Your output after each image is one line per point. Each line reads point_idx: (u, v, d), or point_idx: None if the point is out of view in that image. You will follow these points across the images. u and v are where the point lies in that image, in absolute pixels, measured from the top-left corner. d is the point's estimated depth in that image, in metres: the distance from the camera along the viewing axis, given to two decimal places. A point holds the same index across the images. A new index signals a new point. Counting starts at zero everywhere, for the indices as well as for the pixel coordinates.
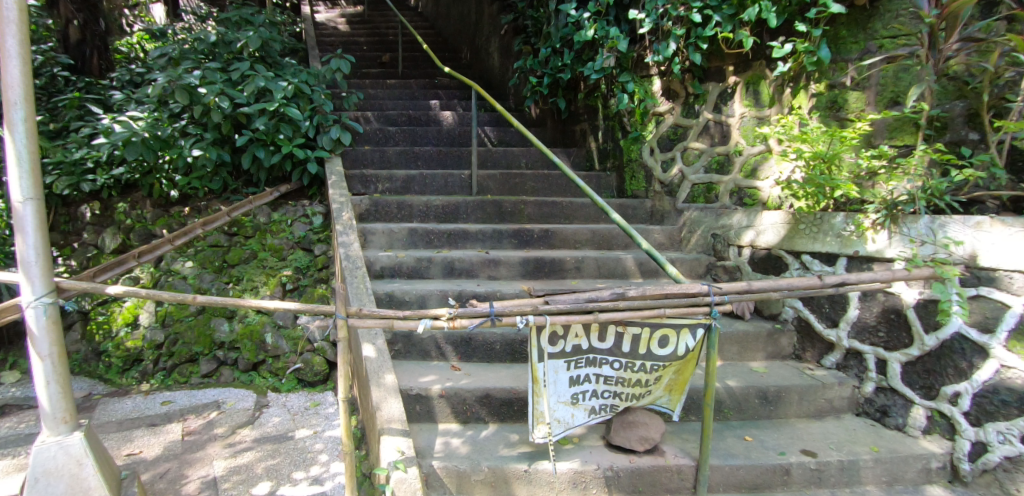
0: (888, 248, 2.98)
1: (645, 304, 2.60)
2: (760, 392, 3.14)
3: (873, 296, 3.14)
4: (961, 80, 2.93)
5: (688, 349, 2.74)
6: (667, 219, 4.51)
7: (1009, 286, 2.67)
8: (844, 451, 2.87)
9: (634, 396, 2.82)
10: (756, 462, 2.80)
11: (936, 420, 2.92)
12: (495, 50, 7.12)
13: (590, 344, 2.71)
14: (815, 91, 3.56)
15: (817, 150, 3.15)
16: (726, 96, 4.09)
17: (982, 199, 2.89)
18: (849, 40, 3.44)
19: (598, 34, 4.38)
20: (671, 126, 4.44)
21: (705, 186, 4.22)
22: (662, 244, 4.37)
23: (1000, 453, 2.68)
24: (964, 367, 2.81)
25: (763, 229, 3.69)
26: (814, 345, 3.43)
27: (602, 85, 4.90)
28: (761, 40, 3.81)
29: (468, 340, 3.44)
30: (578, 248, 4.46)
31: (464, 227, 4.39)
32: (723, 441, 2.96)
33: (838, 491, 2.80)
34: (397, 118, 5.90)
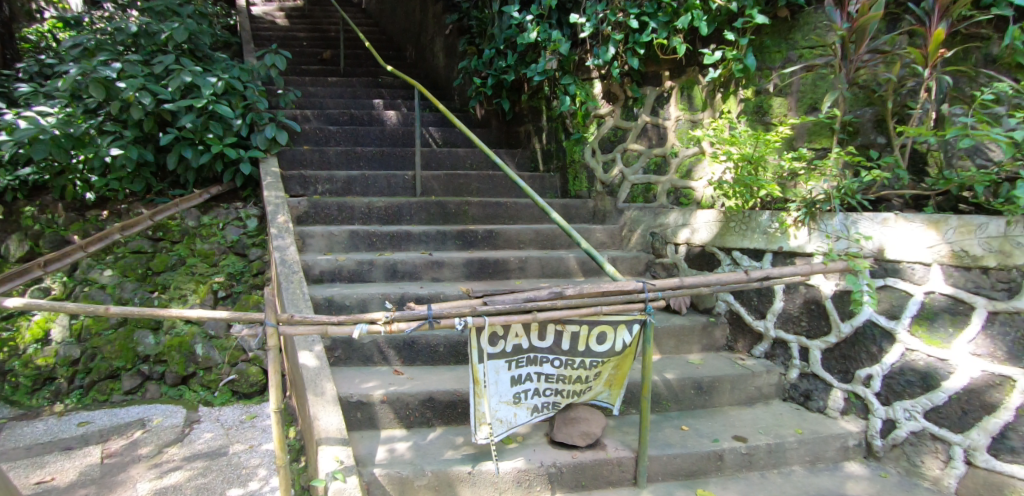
0: (809, 243, 3.21)
1: (582, 302, 2.68)
2: (695, 383, 3.32)
3: (796, 288, 3.37)
4: (870, 89, 3.20)
5: (625, 345, 2.87)
6: (608, 219, 4.63)
7: (912, 276, 2.89)
8: (771, 435, 3.07)
9: (575, 392, 2.93)
10: (692, 449, 2.96)
11: (853, 401, 3.13)
12: (440, 49, 7.15)
13: (530, 343, 2.80)
14: (744, 97, 3.79)
15: (745, 152, 3.34)
16: (663, 100, 4.27)
17: (890, 197, 3.14)
18: (773, 49, 3.68)
19: (541, 37, 4.47)
20: (612, 128, 4.59)
21: (645, 186, 4.40)
22: (604, 243, 4.50)
23: (907, 428, 2.89)
24: (875, 351, 3.03)
25: (697, 228, 3.90)
26: (745, 336, 3.65)
27: (546, 88, 5.03)
28: (694, 47, 4.01)
29: (411, 343, 3.48)
30: (522, 248, 4.57)
31: (406, 229, 4.41)
32: (661, 431, 3.11)
33: (767, 473, 3.00)
34: (337, 118, 5.84)
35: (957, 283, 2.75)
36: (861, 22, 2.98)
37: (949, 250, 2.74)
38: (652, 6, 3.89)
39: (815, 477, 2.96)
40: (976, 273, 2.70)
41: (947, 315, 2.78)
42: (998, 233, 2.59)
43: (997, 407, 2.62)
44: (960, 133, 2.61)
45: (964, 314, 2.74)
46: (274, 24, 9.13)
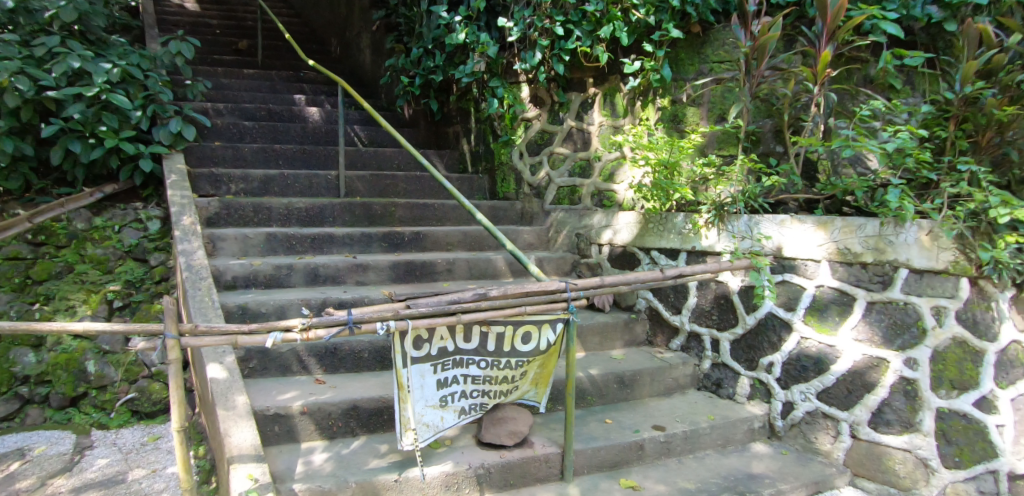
0: (718, 243, 3.46)
1: (507, 303, 2.80)
2: (618, 377, 3.50)
3: (707, 284, 3.65)
4: (770, 102, 3.51)
5: (549, 343, 3.03)
6: (536, 221, 4.80)
7: (805, 272, 3.18)
8: (686, 422, 3.29)
9: (502, 392, 3.04)
10: (614, 441, 3.10)
11: (757, 387, 3.42)
12: (366, 46, 7.13)
13: (456, 345, 2.88)
14: (661, 105, 4.05)
15: (661, 157, 3.58)
16: (587, 106, 4.47)
17: (786, 201, 3.46)
18: (688, 61, 3.96)
19: (469, 38, 4.57)
20: (538, 131, 4.76)
21: (570, 189, 4.60)
22: (531, 244, 4.65)
23: (803, 409, 3.18)
24: (776, 340, 3.31)
25: (618, 228, 4.12)
26: (663, 330, 3.92)
27: (474, 89, 5.11)
28: (616, 56, 4.22)
29: (333, 350, 3.48)
30: (450, 250, 4.66)
31: (329, 231, 4.38)
32: (586, 426, 3.25)
33: (683, 458, 3.20)
34: (255, 113, 5.70)
35: (842, 277, 3.05)
36: (762, 41, 3.26)
37: (834, 247, 3.04)
38: (577, 15, 4.09)
39: (726, 459, 3.19)
40: (857, 269, 3.01)
41: (835, 306, 3.09)
42: (874, 232, 2.90)
43: (875, 386, 2.93)
44: (844, 144, 2.93)
45: (849, 305, 3.04)
46: (183, 9, 8.71)
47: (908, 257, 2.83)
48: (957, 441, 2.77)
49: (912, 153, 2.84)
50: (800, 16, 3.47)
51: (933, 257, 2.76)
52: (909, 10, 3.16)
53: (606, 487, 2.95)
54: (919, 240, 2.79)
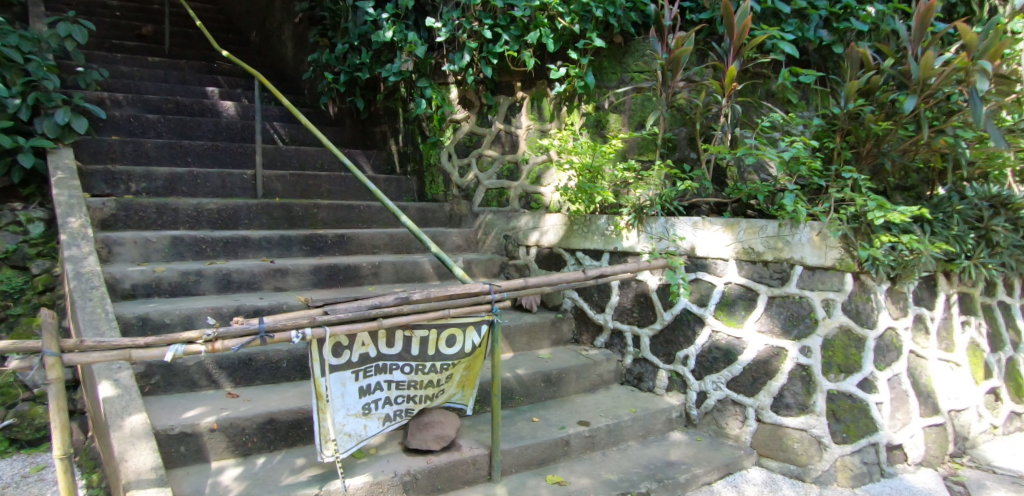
0: (637, 244, 3.66)
1: (429, 306, 2.72)
2: (545, 376, 3.55)
3: (629, 284, 3.84)
4: (684, 112, 3.77)
5: (474, 346, 2.99)
6: (463, 223, 4.85)
7: (715, 270, 3.42)
8: (609, 416, 3.38)
9: (428, 397, 2.99)
10: (540, 438, 3.12)
11: (674, 379, 3.61)
12: (288, 39, 6.98)
13: (378, 351, 2.77)
14: (585, 111, 4.23)
15: (584, 161, 3.76)
16: (515, 109, 4.60)
17: (699, 204, 3.68)
18: (610, 70, 4.17)
19: (397, 36, 4.56)
20: (467, 133, 4.79)
21: (498, 191, 4.70)
22: (460, 246, 4.66)
23: (714, 397, 3.38)
24: (690, 334, 3.51)
25: (546, 230, 4.26)
26: (588, 329, 4.07)
27: (402, 89, 5.14)
28: (543, 62, 4.37)
29: (247, 360, 3.21)
30: (375, 252, 4.62)
31: (244, 234, 4.17)
32: (514, 425, 3.24)
33: (607, 451, 3.28)
34: (160, 105, 5.39)
35: (747, 274, 3.30)
36: (676, 54, 3.46)
37: (739, 247, 3.29)
38: (505, 19, 4.18)
39: (647, 448, 3.31)
40: (759, 266, 3.27)
41: (741, 302, 3.32)
42: (773, 233, 3.16)
43: (776, 373, 3.15)
44: (747, 152, 3.19)
45: (753, 300, 3.28)
46: None
47: (802, 255, 3.11)
48: (844, 419, 3.04)
49: (805, 162, 3.13)
50: (711, 33, 3.76)
51: (823, 255, 3.06)
52: (804, 32, 3.52)
53: (533, 484, 2.95)
54: (811, 239, 3.07)
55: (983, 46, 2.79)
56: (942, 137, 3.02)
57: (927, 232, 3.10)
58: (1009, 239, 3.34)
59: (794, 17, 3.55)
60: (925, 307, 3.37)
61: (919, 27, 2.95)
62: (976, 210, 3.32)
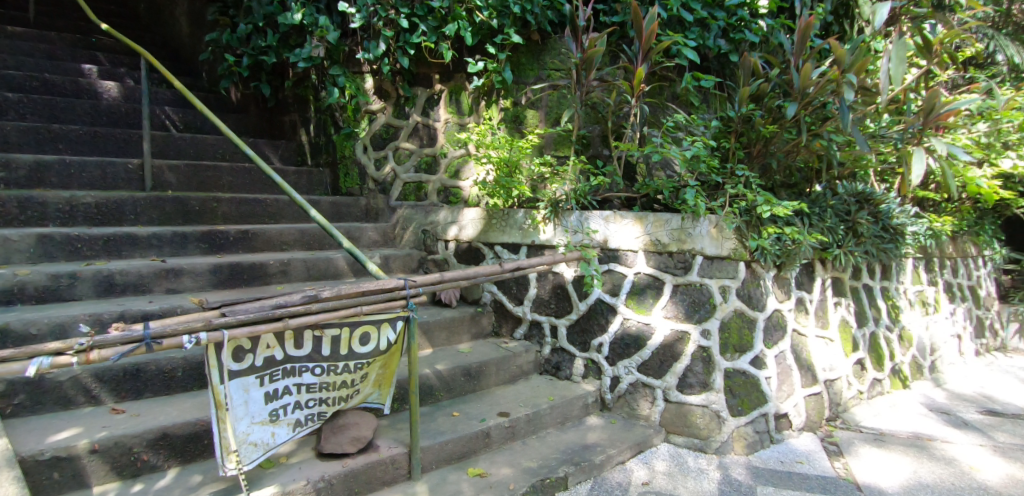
0: (554, 237, 3.80)
1: (341, 304, 2.71)
2: (464, 370, 3.49)
3: (546, 276, 3.92)
4: (597, 110, 3.98)
5: (389, 342, 3.06)
6: (380, 218, 4.64)
7: (627, 261, 3.59)
8: (528, 406, 3.41)
9: (342, 398, 2.99)
10: (460, 433, 3.09)
11: (589, 366, 3.73)
12: (184, 15, 6.17)
13: (285, 353, 2.76)
14: (503, 106, 4.38)
15: (501, 155, 3.80)
16: (433, 102, 4.54)
17: (611, 199, 3.89)
18: (528, 67, 4.34)
19: (307, 20, 4.17)
20: (383, 125, 4.57)
21: (416, 185, 4.60)
22: (376, 241, 4.49)
23: (627, 381, 3.55)
24: (604, 322, 3.66)
25: (464, 225, 4.32)
26: (507, 321, 4.09)
27: (314, 76, 4.78)
28: (461, 55, 4.42)
29: (135, 372, 2.93)
30: (284, 250, 4.18)
31: (128, 231, 3.66)
32: (434, 421, 3.19)
33: (527, 439, 3.31)
34: (25, 83, 4.79)
35: (655, 264, 3.51)
36: (589, 54, 3.61)
37: (648, 239, 3.49)
38: (422, 9, 4.15)
39: (564, 434, 3.38)
40: (665, 257, 3.48)
41: (650, 290, 3.52)
42: (677, 226, 3.41)
43: (680, 355, 3.38)
44: (654, 149, 3.41)
45: (659, 288, 3.50)
46: None
47: (703, 246, 3.37)
48: (739, 393, 3.33)
49: (704, 160, 3.38)
50: (622, 36, 4.00)
51: (720, 245, 3.34)
52: (704, 40, 3.78)
53: (454, 478, 2.93)
54: (710, 232, 3.35)
55: (850, 60, 3.14)
56: (819, 140, 3.41)
57: (806, 224, 3.46)
58: (870, 229, 3.76)
59: (696, 26, 3.81)
60: (805, 291, 3.72)
61: (800, 41, 3.25)
62: (846, 205, 3.72)
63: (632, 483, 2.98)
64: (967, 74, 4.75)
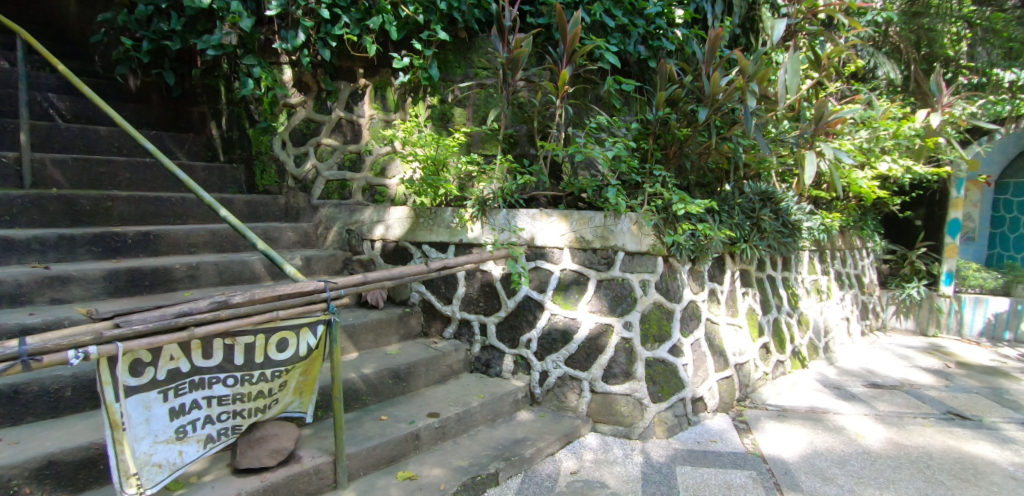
0: (482, 235, 3.82)
1: (254, 309, 2.67)
2: (392, 372, 3.44)
3: (475, 274, 3.94)
4: (524, 109, 4.12)
5: (309, 348, 2.98)
6: (302, 217, 4.48)
7: (553, 258, 3.68)
8: (458, 405, 3.39)
9: (258, 409, 2.91)
10: (389, 437, 3.03)
11: (518, 363, 3.77)
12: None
13: (192, 365, 2.67)
14: (431, 103, 4.36)
15: (428, 153, 3.80)
16: (357, 97, 4.43)
17: (538, 198, 3.96)
18: (455, 64, 4.36)
19: (217, 5, 3.85)
20: (304, 120, 4.41)
21: (339, 183, 4.49)
22: (295, 242, 4.34)
23: (555, 374, 3.63)
24: (532, 318, 3.72)
25: (390, 224, 4.25)
26: (436, 321, 4.08)
27: (224, 64, 4.43)
28: (386, 50, 4.31)
29: (14, 394, 2.71)
30: (193, 252, 3.94)
31: (3, 234, 3.33)
32: (361, 426, 3.11)
33: (458, 439, 3.28)
34: None
35: (580, 260, 3.62)
36: (515, 55, 3.67)
37: (573, 236, 3.59)
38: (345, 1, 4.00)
39: (495, 431, 3.39)
40: (590, 254, 3.60)
41: (575, 286, 3.63)
42: (600, 223, 3.53)
43: (604, 347, 3.51)
44: (577, 149, 3.53)
45: (584, 284, 3.61)
46: None
47: (623, 243, 3.52)
48: (659, 381, 3.51)
49: (625, 160, 3.56)
50: (547, 38, 4.13)
51: (640, 241, 3.50)
52: (625, 46, 3.97)
53: (383, 483, 2.88)
54: (630, 229, 3.50)
55: (753, 70, 3.41)
56: (728, 142, 3.70)
57: (717, 221, 3.72)
58: (772, 225, 4.09)
59: (618, 32, 3.98)
60: (716, 282, 3.98)
61: (710, 51, 3.48)
62: (751, 203, 4.03)
63: (561, 473, 3.07)
64: (852, 87, 5.18)
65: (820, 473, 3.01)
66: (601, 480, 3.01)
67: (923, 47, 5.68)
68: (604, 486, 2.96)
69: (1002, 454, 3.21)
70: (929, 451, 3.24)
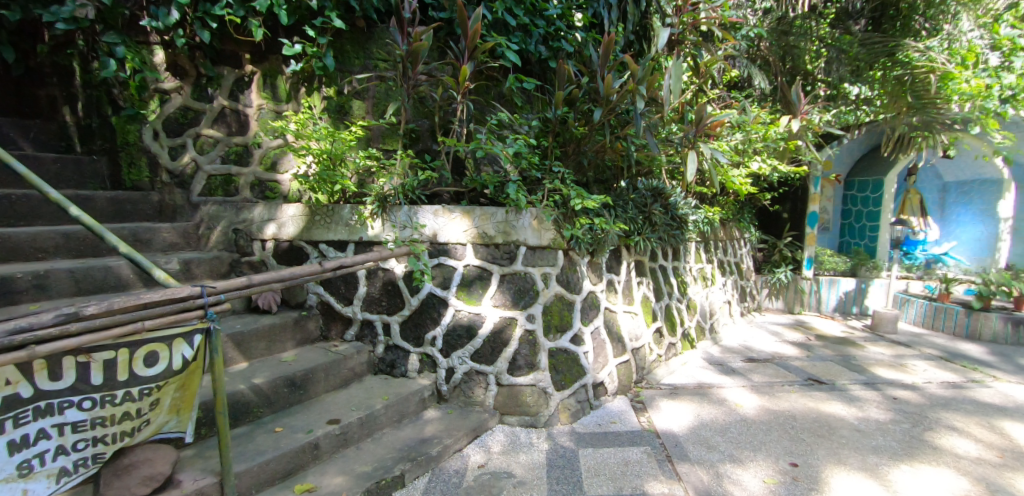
0: (382, 233, 3.70)
1: (113, 320, 2.34)
2: (287, 380, 3.22)
3: (376, 273, 3.81)
4: (425, 104, 4.07)
5: (185, 360, 2.64)
6: (179, 216, 4.02)
7: (457, 254, 3.65)
8: (361, 409, 3.25)
9: (125, 433, 2.59)
10: (284, 449, 2.85)
11: (424, 360, 3.68)
12: None
13: (37, 389, 2.37)
14: (327, 95, 4.12)
15: (323, 148, 3.57)
16: (242, 85, 4.07)
17: (440, 193, 3.95)
18: (353, 54, 4.14)
19: None
20: (179, 107, 3.97)
21: (223, 178, 4.09)
22: (175, 244, 3.88)
23: (462, 370, 3.59)
24: (437, 315, 3.67)
25: (283, 222, 3.95)
26: (336, 323, 3.88)
27: (79, 40, 3.88)
28: (276, 36, 4.02)
29: None
30: (42, 258, 3.38)
31: None
32: (253, 440, 2.90)
33: (361, 444, 3.15)
34: None
35: (483, 256, 3.64)
36: (414, 48, 3.52)
37: (475, 232, 3.60)
38: None
39: (401, 432, 3.29)
40: (492, 249, 3.63)
41: (478, 281, 3.63)
42: (502, 218, 3.58)
43: (509, 340, 3.56)
44: (478, 146, 3.55)
45: (487, 279, 3.63)
46: None
47: (525, 237, 3.60)
48: (561, 369, 3.62)
49: (526, 156, 3.62)
50: (450, 33, 4.07)
51: (540, 236, 3.61)
52: (526, 45, 4.06)
53: None
54: (531, 223, 3.59)
55: (642, 74, 3.60)
56: (622, 142, 3.90)
57: (611, 216, 3.93)
58: (662, 218, 4.40)
59: (519, 31, 4.07)
60: (614, 273, 4.18)
61: (604, 54, 3.66)
62: (643, 199, 4.30)
63: (469, 468, 3.09)
64: (729, 94, 5.63)
65: (704, 443, 3.32)
66: (508, 470, 3.07)
67: (788, 62, 6.04)
68: (511, 475, 3.03)
69: (849, 411, 3.76)
70: (793, 413, 3.71)
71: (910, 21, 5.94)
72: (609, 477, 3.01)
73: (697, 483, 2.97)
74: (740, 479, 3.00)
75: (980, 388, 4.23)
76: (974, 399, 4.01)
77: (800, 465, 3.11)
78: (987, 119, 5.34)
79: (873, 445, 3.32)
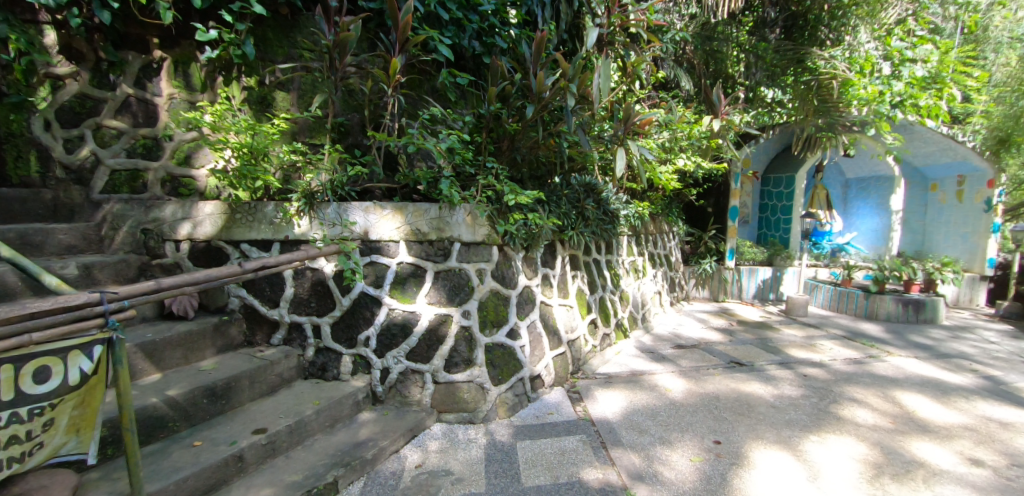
0: (310, 231, 3.54)
1: None
2: (207, 390, 3.01)
3: (304, 273, 3.63)
4: (354, 97, 3.94)
5: (83, 374, 2.39)
6: (77, 216, 3.64)
7: (389, 252, 3.56)
8: (290, 415, 3.10)
9: (13, 459, 2.31)
10: (204, 464, 2.67)
11: (357, 362, 3.56)
12: None
13: None
14: (247, 85, 3.87)
15: (244, 141, 3.33)
16: (150, 72, 3.72)
17: (371, 189, 3.84)
18: (275, 43, 3.91)
19: None
20: (75, 95, 3.58)
21: (129, 173, 3.71)
22: (73, 246, 3.49)
23: (397, 370, 3.50)
24: (370, 315, 3.56)
25: (199, 221, 3.66)
26: (262, 327, 3.65)
27: None
28: (189, 20, 3.72)
29: None
30: None
31: None
32: (168, 457, 2.70)
33: (291, 452, 3.00)
34: None
35: (416, 253, 3.58)
36: (342, 38, 3.38)
37: (408, 228, 3.53)
38: None
39: (334, 436, 3.17)
40: (426, 245, 3.58)
41: (412, 279, 3.56)
42: (436, 215, 3.55)
43: (445, 337, 3.53)
44: (410, 141, 3.47)
45: (421, 276, 3.58)
46: None
47: (459, 234, 3.58)
48: (498, 364, 3.63)
49: (459, 152, 3.57)
50: (381, 25, 4.00)
51: (474, 231, 3.61)
52: (459, 39, 4.09)
53: None
54: (465, 220, 3.58)
55: (573, 72, 3.66)
56: (555, 138, 3.95)
57: (545, 211, 4.00)
58: (594, 214, 4.52)
59: (451, 25, 4.08)
60: (548, 268, 4.24)
61: (535, 52, 3.68)
62: (576, 194, 4.40)
63: (406, 468, 3.04)
64: (657, 94, 5.86)
65: (636, 427, 3.47)
66: (446, 468, 3.06)
67: (710, 65, 6.51)
68: (449, 473, 3.02)
69: (766, 389, 4.07)
70: (716, 395, 3.96)
71: (815, 32, 6.41)
72: (546, 467, 3.07)
73: (629, 466, 3.10)
74: (670, 460, 3.16)
75: (875, 363, 4.72)
76: (871, 373, 4.46)
77: (723, 442, 3.33)
78: (880, 122, 5.95)
79: (786, 419, 3.62)
